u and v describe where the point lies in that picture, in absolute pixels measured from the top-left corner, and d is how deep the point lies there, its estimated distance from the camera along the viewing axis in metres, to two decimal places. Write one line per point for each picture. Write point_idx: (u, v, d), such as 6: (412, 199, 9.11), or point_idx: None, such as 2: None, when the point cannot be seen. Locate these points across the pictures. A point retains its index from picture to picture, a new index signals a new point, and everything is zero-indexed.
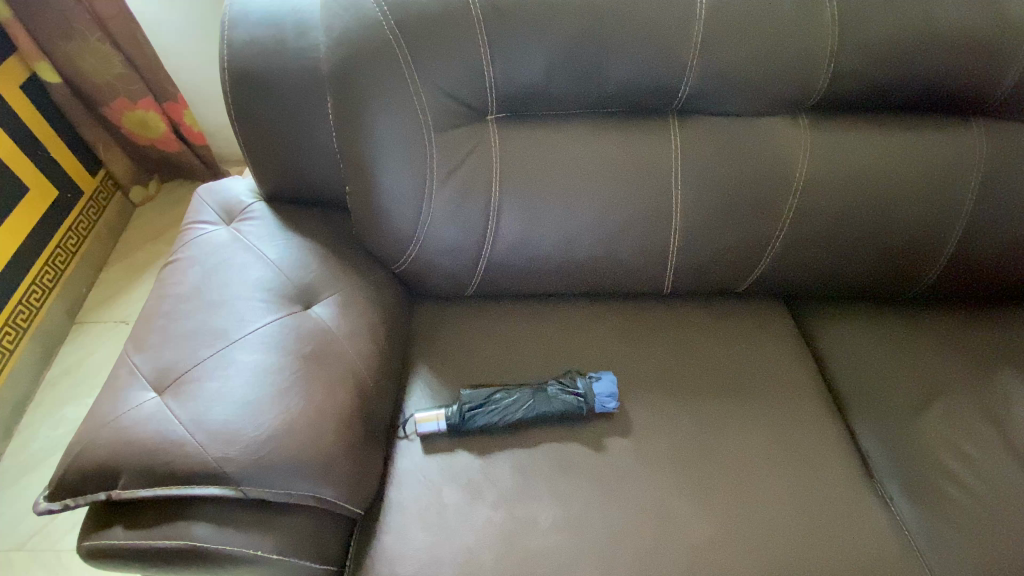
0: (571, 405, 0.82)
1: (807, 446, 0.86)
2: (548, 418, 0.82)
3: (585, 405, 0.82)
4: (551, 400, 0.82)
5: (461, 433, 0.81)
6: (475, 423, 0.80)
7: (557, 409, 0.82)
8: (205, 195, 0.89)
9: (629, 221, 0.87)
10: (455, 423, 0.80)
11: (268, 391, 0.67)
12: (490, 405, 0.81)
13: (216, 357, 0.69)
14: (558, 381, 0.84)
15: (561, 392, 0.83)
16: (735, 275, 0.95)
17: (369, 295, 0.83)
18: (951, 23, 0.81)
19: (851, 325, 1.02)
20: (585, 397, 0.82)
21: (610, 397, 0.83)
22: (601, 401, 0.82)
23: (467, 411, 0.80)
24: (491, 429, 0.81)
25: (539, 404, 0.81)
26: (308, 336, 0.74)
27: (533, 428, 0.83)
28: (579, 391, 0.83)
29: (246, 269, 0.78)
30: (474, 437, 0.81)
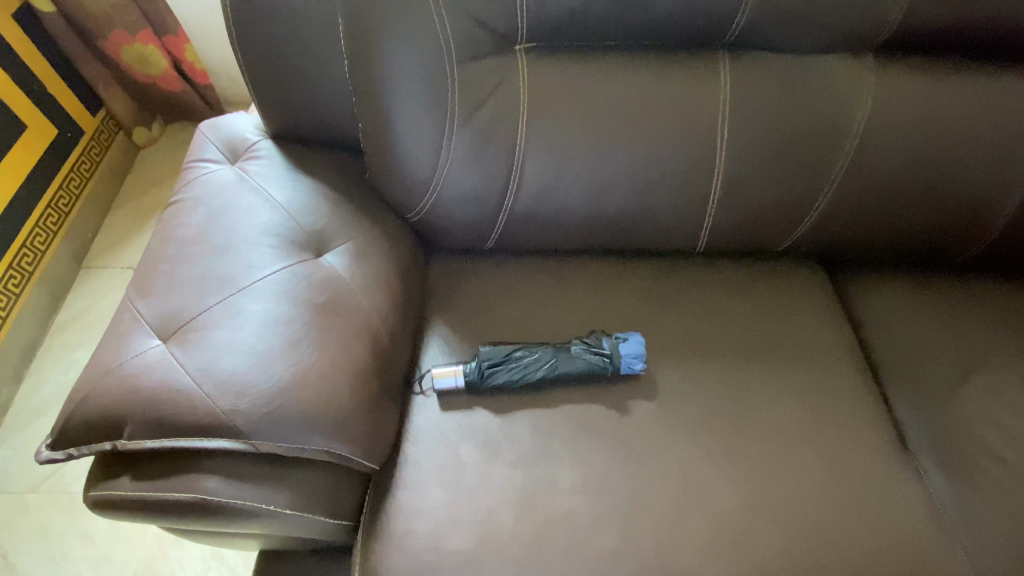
0: (596, 366, 0.78)
1: (840, 415, 0.82)
2: (571, 379, 0.78)
3: (611, 367, 0.78)
4: (575, 360, 0.78)
5: (479, 392, 0.77)
6: (492, 382, 0.76)
7: (581, 371, 0.78)
8: (208, 131, 0.82)
9: (666, 170, 0.80)
10: (472, 382, 0.76)
11: (279, 342, 0.63)
12: (510, 363, 0.77)
13: (223, 304, 0.65)
14: (582, 340, 0.80)
15: (585, 352, 0.78)
16: (775, 234, 0.88)
17: (384, 244, 0.77)
18: None
19: (893, 289, 0.95)
20: (612, 357, 0.78)
21: (638, 359, 0.78)
22: (628, 362, 0.78)
23: (485, 368, 0.76)
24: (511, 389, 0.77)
25: (562, 364, 0.77)
26: (320, 286, 0.69)
27: (555, 389, 0.79)
28: (605, 351, 0.78)
29: (253, 212, 0.72)
30: (493, 397, 0.78)
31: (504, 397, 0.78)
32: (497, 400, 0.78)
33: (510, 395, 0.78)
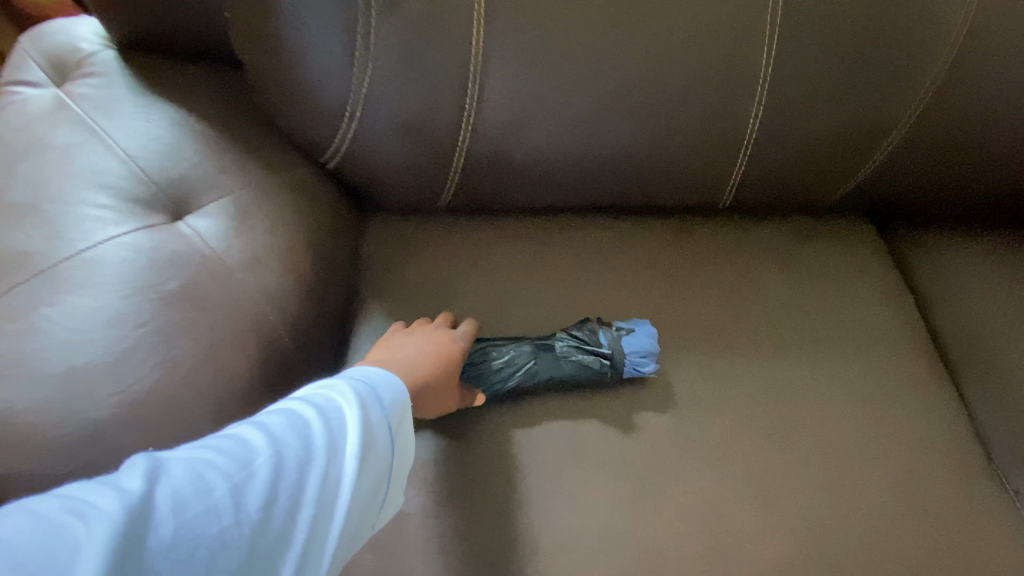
0: (590, 372, 0.57)
1: (910, 422, 0.62)
2: (556, 388, 0.57)
3: (610, 372, 0.57)
4: (561, 364, 0.56)
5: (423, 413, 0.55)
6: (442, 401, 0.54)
7: (568, 379, 0.57)
8: (30, 43, 0.57)
9: (682, 94, 0.57)
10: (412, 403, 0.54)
11: (93, 355, 0.40)
12: (470, 371, 0.56)
13: (4, 297, 0.41)
14: (571, 334, 0.59)
15: (575, 351, 0.57)
16: (825, 181, 0.67)
17: (282, 202, 0.53)
18: None
19: (966, 253, 0.74)
20: (612, 359, 0.57)
21: (648, 359, 0.57)
22: (632, 365, 0.57)
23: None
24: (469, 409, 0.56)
25: (543, 369, 0.56)
26: (172, 264, 0.45)
27: (532, 404, 0.57)
28: (601, 349, 0.57)
29: (73, 154, 0.48)
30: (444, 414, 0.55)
31: (460, 414, 0.56)
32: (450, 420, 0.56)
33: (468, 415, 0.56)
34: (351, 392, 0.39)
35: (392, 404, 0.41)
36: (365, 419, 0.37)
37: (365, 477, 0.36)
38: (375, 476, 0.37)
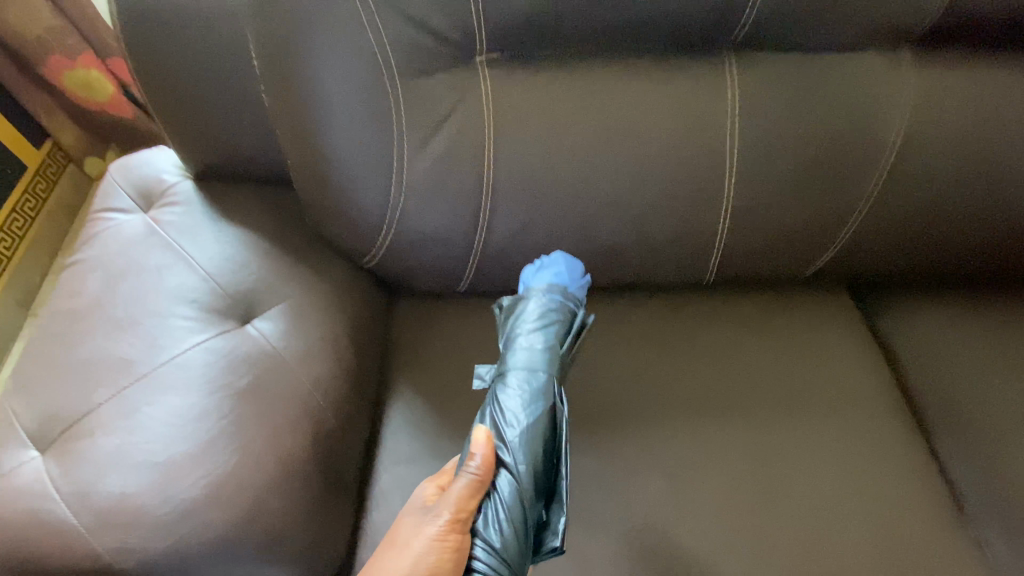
0: (538, 315, 0.57)
1: (883, 477, 0.69)
2: (543, 370, 0.54)
3: (542, 297, 0.58)
4: (505, 348, 0.57)
5: (529, 528, 0.48)
6: (485, 515, 0.48)
7: (529, 332, 0.56)
8: (118, 174, 0.69)
9: (666, 198, 0.66)
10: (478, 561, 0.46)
11: (187, 446, 0.50)
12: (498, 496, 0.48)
13: (115, 399, 0.51)
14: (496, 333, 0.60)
15: (514, 333, 0.57)
16: (800, 258, 0.73)
17: (330, 302, 0.64)
18: None
19: (930, 315, 0.82)
20: (527, 295, 0.59)
21: (551, 265, 0.62)
22: (549, 274, 0.61)
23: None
24: (512, 472, 0.49)
25: (510, 374, 0.54)
26: (244, 365, 0.56)
27: (538, 387, 0.53)
28: (525, 303, 0.58)
29: (163, 274, 0.59)
30: (513, 503, 0.48)
31: (522, 486, 0.49)
32: (521, 501, 0.48)
33: (530, 473, 0.49)
34: None
35: None
36: None
37: None
38: None
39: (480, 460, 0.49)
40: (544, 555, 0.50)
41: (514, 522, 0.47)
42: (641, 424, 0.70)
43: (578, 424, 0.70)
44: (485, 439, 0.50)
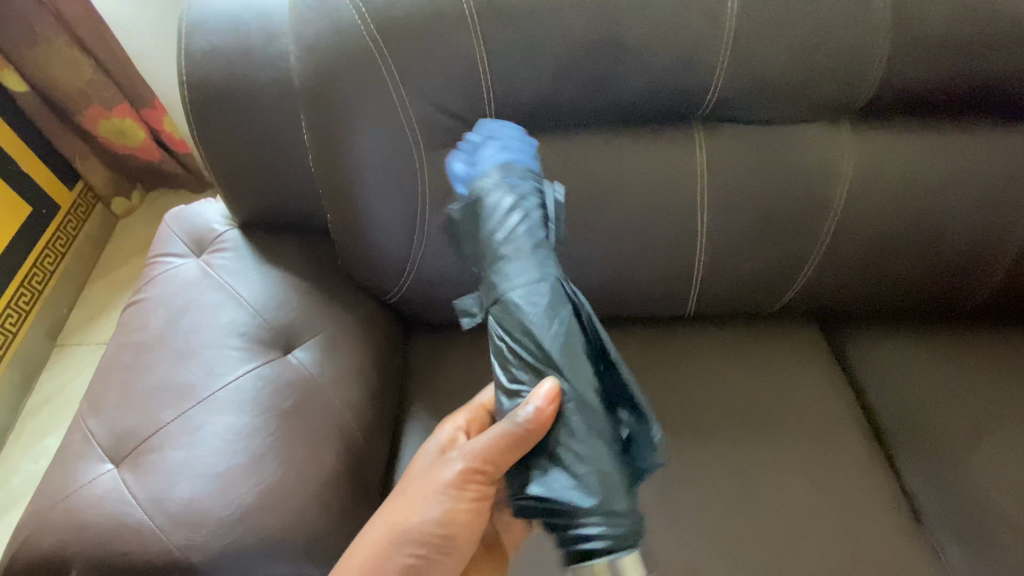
0: (495, 193, 0.45)
1: (848, 490, 0.77)
2: (546, 268, 0.44)
3: (503, 178, 0.46)
4: (480, 257, 0.45)
5: (615, 452, 0.43)
6: (569, 468, 0.43)
7: (494, 215, 0.44)
8: (173, 223, 0.79)
9: (649, 245, 0.77)
10: (580, 511, 0.42)
11: (241, 458, 0.58)
12: (577, 445, 0.43)
13: (180, 419, 0.60)
14: (458, 242, 0.49)
15: (490, 238, 0.44)
16: (768, 297, 0.84)
17: (358, 335, 0.74)
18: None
19: (890, 341, 0.91)
20: (481, 187, 0.45)
21: (484, 132, 0.51)
22: (506, 139, 0.50)
23: (537, 475, 0.45)
24: (585, 412, 0.43)
25: (506, 287, 0.44)
26: (287, 390, 0.65)
27: (544, 281, 0.44)
28: (483, 195, 0.45)
29: (216, 312, 0.68)
30: (587, 437, 0.43)
31: (587, 410, 0.43)
32: (608, 441, 0.44)
33: (597, 397, 0.45)
34: None
35: None
36: None
37: None
38: None
39: (534, 412, 0.43)
40: (644, 469, 0.47)
41: (598, 463, 0.42)
42: None
43: None
44: (550, 383, 0.43)
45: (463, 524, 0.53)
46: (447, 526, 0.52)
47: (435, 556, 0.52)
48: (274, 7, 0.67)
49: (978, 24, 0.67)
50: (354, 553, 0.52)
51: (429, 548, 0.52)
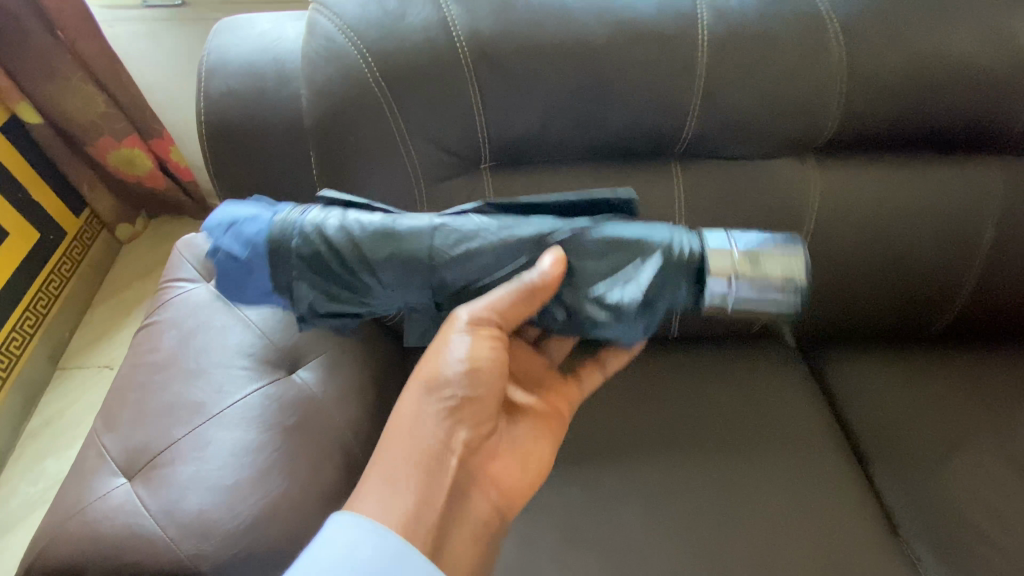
0: (325, 216, 0.61)
1: (827, 503, 0.80)
2: (420, 240, 0.60)
3: (244, 249, 0.61)
4: (385, 254, 0.59)
5: (632, 226, 0.61)
6: (622, 280, 0.59)
7: (354, 223, 0.60)
8: (185, 249, 0.83)
9: None
10: (675, 280, 0.58)
11: (247, 472, 0.62)
12: (613, 263, 0.59)
13: (190, 435, 0.64)
14: (340, 275, 0.61)
15: (369, 277, 0.60)
16: (746, 318, 0.90)
17: (359, 355, 0.77)
18: (975, 57, 0.73)
19: (867, 361, 0.95)
20: (287, 254, 0.60)
21: (221, 217, 0.63)
22: (222, 238, 0.62)
23: (600, 303, 0.59)
24: (578, 235, 0.60)
25: (431, 271, 0.60)
26: (292, 407, 0.68)
27: (420, 223, 0.61)
28: (325, 261, 0.60)
29: (225, 333, 0.72)
30: (606, 257, 0.60)
31: (587, 230, 0.60)
32: (609, 233, 0.60)
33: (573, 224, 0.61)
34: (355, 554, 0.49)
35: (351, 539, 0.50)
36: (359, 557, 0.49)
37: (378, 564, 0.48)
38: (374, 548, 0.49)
39: (551, 264, 0.57)
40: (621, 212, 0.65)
41: (631, 254, 0.59)
42: (619, 456, 0.83)
43: (565, 458, 0.83)
44: (552, 251, 0.59)
45: (484, 365, 0.59)
46: (470, 369, 0.59)
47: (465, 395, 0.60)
48: (289, 51, 0.72)
49: (934, 68, 0.73)
50: (398, 411, 0.60)
51: (459, 389, 0.59)
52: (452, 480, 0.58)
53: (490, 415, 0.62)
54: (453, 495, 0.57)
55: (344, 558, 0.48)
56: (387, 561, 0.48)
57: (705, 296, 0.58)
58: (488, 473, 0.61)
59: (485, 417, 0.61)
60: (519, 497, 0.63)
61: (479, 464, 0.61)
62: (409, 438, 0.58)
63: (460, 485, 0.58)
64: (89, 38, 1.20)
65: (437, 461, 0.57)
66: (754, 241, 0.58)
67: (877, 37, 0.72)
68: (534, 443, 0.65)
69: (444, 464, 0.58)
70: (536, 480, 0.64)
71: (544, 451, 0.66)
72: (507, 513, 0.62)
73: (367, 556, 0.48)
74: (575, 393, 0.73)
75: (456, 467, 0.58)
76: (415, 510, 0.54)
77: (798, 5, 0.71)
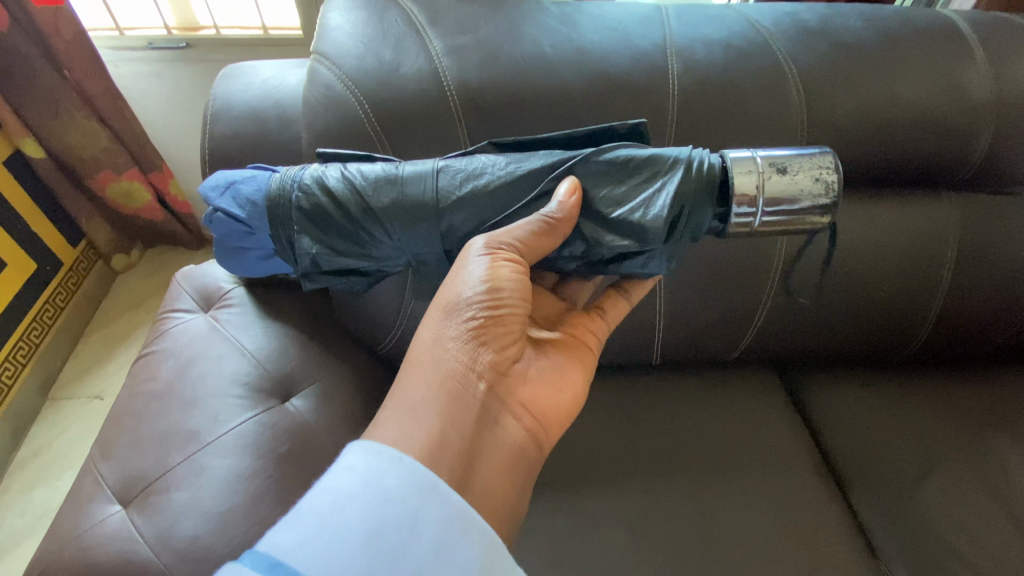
0: (326, 170, 0.66)
1: (808, 526, 0.82)
2: (427, 180, 0.63)
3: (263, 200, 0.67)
4: (389, 201, 0.63)
5: (643, 149, 0.62)
6: (640, 201, 0.59)
7: (355, 173, 0.65)
8: (184, 280, 0.86)
9: None
10: (696, 203, 0.58)
11: (240, 499, 0.63)
12: (635, 187, 0.60)
13: (186, 461, 0.65)
14: (344, 227, 0.65)
15: (379, 219, 0.64)
16: (724, 346, 0.94)
17: (350, 383, 0.80)
18: (924, 103, 0.79)
19: (843, 385, 0.99)
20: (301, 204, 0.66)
21: (218, 180, 0.71)
22: (220, 198, 0.70)
23: (620, 230, 0.60)
24: (593, 166, 0.62)
25: (436, 209, 0.63)
26: (285, 434, 0.70)
27: (421, 168, 0.64)
28: (334, 205, 0.65)
29: (221, 362, 0.74)
30: (621, 181, 0.61)
31: (595, 154, 0.62)
32: (627, 159, 0.61)
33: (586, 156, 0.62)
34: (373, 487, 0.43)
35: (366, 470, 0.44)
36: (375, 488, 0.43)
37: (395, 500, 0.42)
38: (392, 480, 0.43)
39: (564, 196, 0.60)
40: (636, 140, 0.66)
41: (647, 176, 0.60)
42: (605, 481, 0.85)
43: (551, 483, 0.85)
44: (566, 181, 0.61)
45: (506, 287, 0.58)
46: (491, 291, 0.58)
47: (488, 317, 0.59)
48: (289, 96, 0.77)
49: (887, 113, 0.79)
50: (419, 334, 0.59)
51: (481, 310, 0.58)
52: (481, 403, 0.57)
53: (516, 340, 0.61)
54: (484, 419, 0.57)
55: (366, 481, 0.42)
56: (415, 491, 0.43)
57: (731, 216, 0.59)
58: (518, 400, 0.61)
59: (511, 343, 0.61)
60: (552, 424, 0.64)
61: (507, 392, 0.60)
62: (432, 360, 0.57)
63: (490, 408, 0.58)
64: (95, 77, 1.24)
65: (465, 386, 0.56)
66: (775, 152, 0.60)
67: (831, 86, 0.78)
68: (563, 374, 0.66)
69: (471, 387, 0.57)
70: (568, 410, 0.65)
71: (572, 383, 0.66)
72: (539, 442, 0.62)
73: (392, 483, 0.42)
74: (602, 328, 0.73)
75: (485, 391, 0.58)
76: (443, 430, 0.52)
77: (760, 58, 0.78)
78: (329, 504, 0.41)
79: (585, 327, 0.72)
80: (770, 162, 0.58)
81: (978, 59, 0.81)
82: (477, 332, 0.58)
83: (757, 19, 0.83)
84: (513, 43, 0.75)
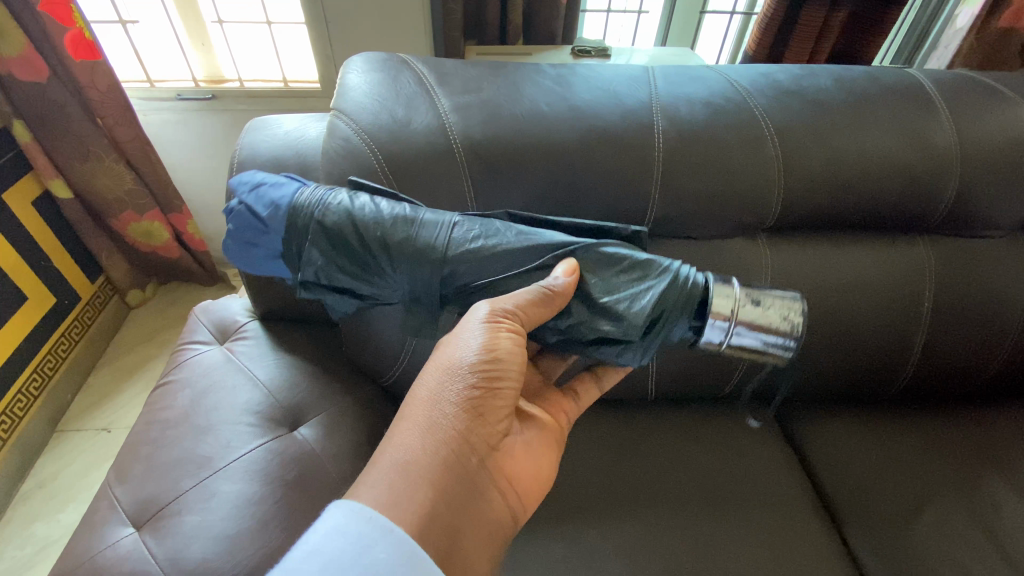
0: (350, 198, 0.72)
1: (803, 561, 0.83)
2: (445, 222, 0.70)
3: (289, 206, 0.71)
4: (402, 237, 0.69)
5: (637, 252, 0.71)
6: (629, 294, 0.67)
7: (379, 206, 0.71)
8: (203, 314, 0.91)
9: None
10: (674, 312, 0.66)
11: (247, 523, 0.66)
12: (625, 281, 0.68)
13: (197, 486, 0.69)
14: (357, 249, 0.70)
15: (392, 243, 0.69)
16: (715, 381, 0.98)
17: (356, 414, 0.84)
18: (893, 154, 0.86)
19: (836, 424, 1.01)
20: (324, 214, 0.71)
21: (252, 180, 0.75)
22: (246, 195, 0.74)
23: (605, 315, 0.67)
24: (594, 255, 0.70)
25: (446, 246, 0.68)
26: (292, 462, 0.73)
27: (440, 218, 0.71)
28: (355, 220, 0.70)
29: (236, 391, 0.79)
30: (615, 274, 0.69)
31: (597, 245, 0.70)
32: (625, 256, 0.70)
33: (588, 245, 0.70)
34: (363, 551, 0.47)
35: (356, 529, 0.48)
36: (364, 552, 0.47)
37: (384, 565, 0.46)
38: (383, 545, 0.47)
39: (565, 280, 0.66)
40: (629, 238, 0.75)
41: (638, 276, 0.68)
42: (600, 515, 0.87)
43: (548, 516, 0.86)
44: (566, 262, 0.68)
45: (502, 356, 0.62)
46: (488, 360, 0.61)
47: (482, 385, 0.61)
48: (309, 146, 0.85)
49: (859, 163, 0.85)
50: (416, 397, 0.61)
51: (478, 379, 0.61)
52: (472, 471, 0.59)
53: (507, 415, 0.65)
54: (474, 492, 0.59)
55: (356, 551, 0.46)
56: (401, 566, 0.47)
57: (705, 331, 0.66)
58: (504, 473, 0.64)
59: (502, 417, 0.64)
60: (529, 499, 0.67)
61: (497, 466, 0.63)
62: (427, 426, 0.59)
63: (480, 481, 0.60)
64: (127, 125, 1.32)
65: (459, 449, 0.59)
66: (751, 287, 0.68)
67: (804, 139, 0.85)
68: (542, 450, 0.70)
69: (462, 457, 0.59)
70: (543, 485, 0.68)
71: (550, 458, 0.70)
72: (517, 515, 0.65)
73: (380, 556, 0.46)
74: (574, 409, 0.78)
75: (476, 465, 0.60)
76: (436, 483, 0.56)
77: (738, 114, 0.86)
78: (320, 570, 0.45)
79: (560, 409, 0.77)
80: (746, 293, 0.66)
81: (941, 116, 0.88)
82: (472, 401, 0.61)
83: (735, 79, 0.91)
84: (514, 101, 0.83)
